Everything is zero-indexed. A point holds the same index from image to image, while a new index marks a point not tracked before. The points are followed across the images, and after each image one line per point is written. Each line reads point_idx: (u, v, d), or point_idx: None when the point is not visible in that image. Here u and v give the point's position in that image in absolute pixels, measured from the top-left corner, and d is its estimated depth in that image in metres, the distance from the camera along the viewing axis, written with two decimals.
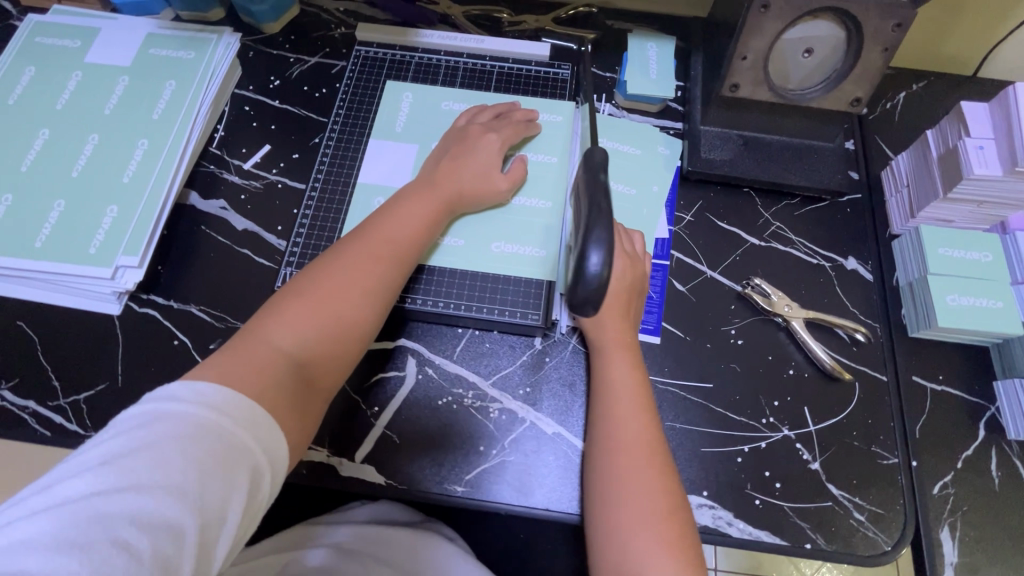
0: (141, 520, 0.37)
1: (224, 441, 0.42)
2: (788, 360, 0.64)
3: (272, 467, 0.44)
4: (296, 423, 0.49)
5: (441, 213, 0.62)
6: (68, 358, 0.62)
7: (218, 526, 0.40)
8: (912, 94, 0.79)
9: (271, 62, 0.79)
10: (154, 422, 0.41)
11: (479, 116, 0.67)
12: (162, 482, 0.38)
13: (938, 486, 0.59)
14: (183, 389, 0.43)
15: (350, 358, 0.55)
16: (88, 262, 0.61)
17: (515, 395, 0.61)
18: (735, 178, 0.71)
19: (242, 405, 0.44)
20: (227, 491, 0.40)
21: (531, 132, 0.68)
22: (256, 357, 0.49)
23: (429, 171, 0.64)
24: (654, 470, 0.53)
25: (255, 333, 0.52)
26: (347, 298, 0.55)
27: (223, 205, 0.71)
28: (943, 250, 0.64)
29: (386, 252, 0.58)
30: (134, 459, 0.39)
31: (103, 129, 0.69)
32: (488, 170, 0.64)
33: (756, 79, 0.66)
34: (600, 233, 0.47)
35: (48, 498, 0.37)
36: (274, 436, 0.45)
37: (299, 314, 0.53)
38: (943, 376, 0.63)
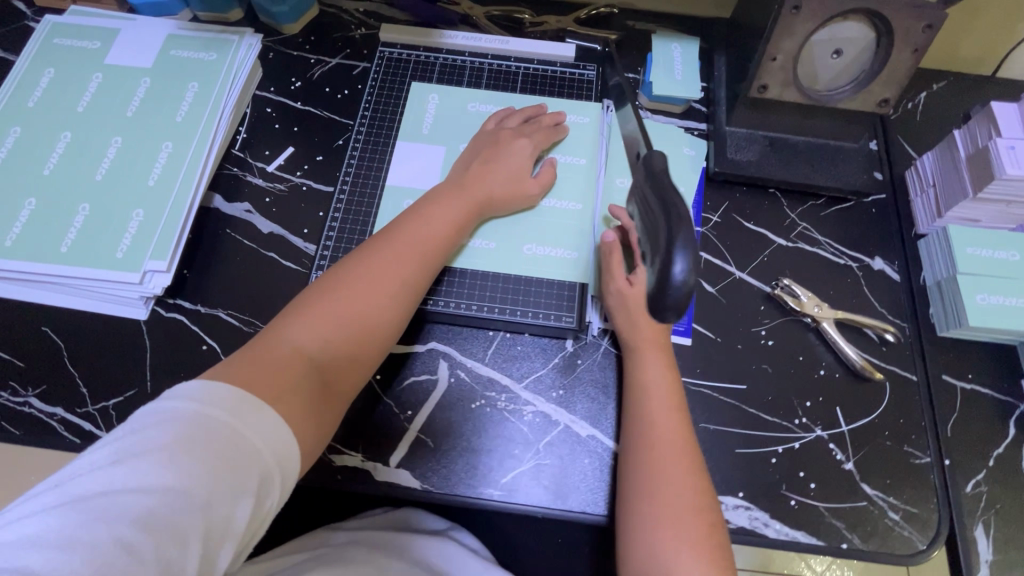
0: (146, 521, 0.36)
1: (235, 443, 0.40)
2: (819, 361, 0.64)
3: (283, 471, 0.43)
4: (314, 427, 0.48)
5: (467, 215, 0.62)
6: (95, 364, 0.61)
7: (223, 530, 0.39)
8: (932, 95, 0.80)
9: (292, 63, 0.78)
10: (166, 420, 0.40)
11: (509, 120, 0.68)
12: (170, 483, 0.38)
13: (971, 485, 0.59)
14: (200, 388, 0.42)
15: (369, 363, 0.55)
16: (116, 267, 0.61)
17: (549, 397, 0.61)
18: (762, 178, 0.71)
19: (261, 409, 0.43)
20: (235, 494, 0.39)
21: (559, 136, 0.69)
22: (276, 358, 0.48)
23: (459, 174, 0.64)
24: (687, 469, 0.53)
25: (277, 334, 0.51)
26: (370, 301, 0.54)
27: (247, 208, 0.70)
28: (972, 249, 0.64)
29: (408, 253, 0.57)
30: (144, 458, 0.38)
31: (126, 131, 0.68)
32: (520, 174, 0.65)
33: (785, 80, 0.66)
34: (682, 239, 0.40)
35: (61, 494, 0.36)
36: (288, 439, 0.44)
37: (321, 316, 0.52)
38: (972, 375, 0.64)
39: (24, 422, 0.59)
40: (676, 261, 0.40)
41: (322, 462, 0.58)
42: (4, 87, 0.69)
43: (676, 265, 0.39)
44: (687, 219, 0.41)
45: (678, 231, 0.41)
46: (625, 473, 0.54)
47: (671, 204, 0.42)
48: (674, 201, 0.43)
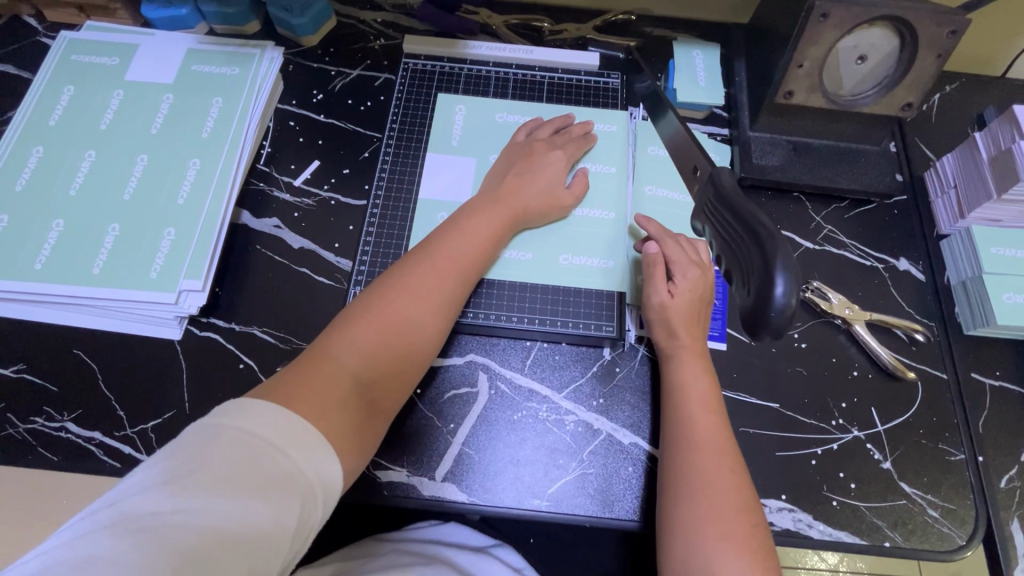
0: (196, 543, 0.35)
1: (281, 464, 0.40)
2: (851, 362, 0.65)
3: (326, 490, 0.42)
4: (356, 446, 0.47)
5: (502, 227, 0.62)
6: (131, 386, 0.60)
7: (270, 551, 0.38)
8: (946, 96, 0.81)
9: (313, 75, 0.78)
10: (212, 437, 0.39)
11: (539, 131, 0.69)
12: (218, 503, 0.37)
13: (1005, 480, 0.61)
14: (244, 408, 0.41)
15: (408, 380, 0.54)
16: (151, 287, 0.60)
17: (590, 406, 0.62)
18: (787, 182, 0.72)
19: (307, 430, 0.42)
20: (279, 515, 0.39)
21: (589, 145, 0.69)
22: (317, 375, 0.47)
23: (494, 186, 0.64)
24: (731, 472, 0.54)
25: (318, 350, 0.50)
26: (410, 316, 0.53)
27: (276, 223, 0.69)
28: (995, 249, 0.66)
29: (446, 267, 0.57)
30: (192, 477, 0.37)
31: (151, 148, 0.67)
32: (554, 185, 0.65)
33: (811, 86, 0.67)
34: (780, 258, 0.39)
35: (110, 513, 0.35)
36: (330, 459, 0.43)
37: (363, 331, 0.51)
38: (1000, 371, 0.65)
39: (62, 447, 0.58)
40: (777, 280, 0.38)
41: (367, 479, 0.58)
42: (23, 106, 0.68)
43: (779, 286, 0.38)
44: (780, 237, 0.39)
45: (774, 249, 0.39)
46: (668, 476, 0.55)
47: (758, 224, 0.41)
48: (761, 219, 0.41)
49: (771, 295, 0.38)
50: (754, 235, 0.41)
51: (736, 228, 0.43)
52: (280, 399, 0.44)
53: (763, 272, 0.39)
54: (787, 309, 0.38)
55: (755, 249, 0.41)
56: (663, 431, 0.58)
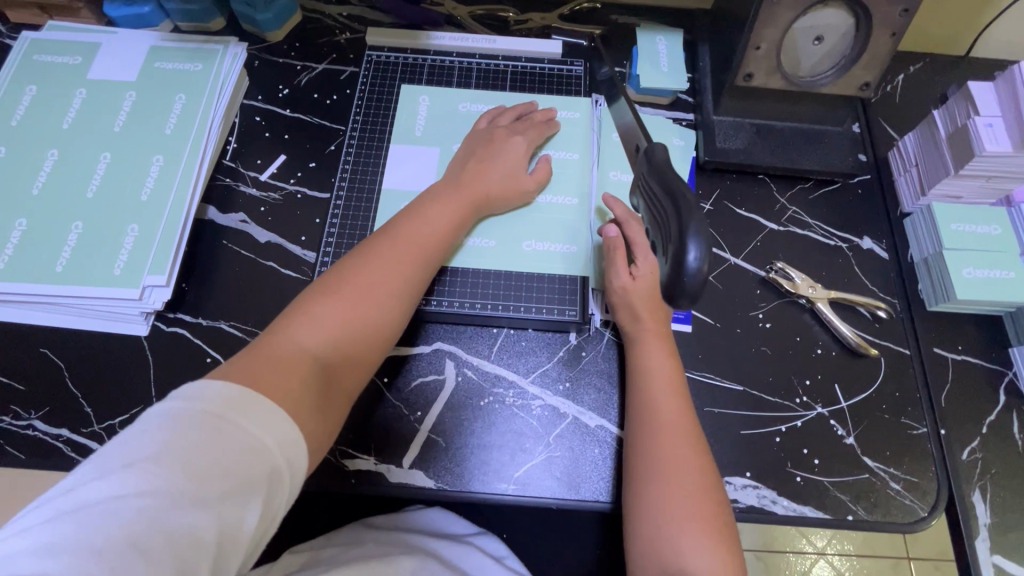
0: (159, 527, 0.35)
1: (243, 442, 0.39)
2: (815, 340, 0.65)
3: (291, 472, 0.42)
4: (321, 427, 0.47)
5: (464, 213, 0.62)
6: (98, 383, 0.61)
7: (235, 534, 0.38)
8: (910, 76, 0.82)
9: (278, 71, 0.78)
10: (168, 421, 0.38)
11: (501, 118, 0.69)
12: (180, 488, 0.36)
13: (966, 452, 0.62)
14: (206, 392, 0.40)
15: (371, 362, 0.53)
16: (114, 284, 0.60)
17: (556, 390, 0.62)
18: (751, 165, 0.72)
19: (269, 406, 0.42)
20: (244, 493, 0.38)
21: (552, 131, 0.70)
22: (278, 356, 0.47)
23: (456, 172, 0.64)
24: (693, 448, 0.54)
25: (278, 333, 0.49)
26: (374, 299, 0.54)
27: (242, 218, 0.69)
28: (956, 225, 0.67)
29: (409, 252, 0.57)
30: (153, 462, 0.36)
31: (114, 146, 0.67)
32: (515, 170, 0.66)
33: (770, 68, 0.67)
34: (693, 226, 0.38)
35: (68, 501, 0.35)
36: (295, 437, 0.42)
37: (326, 315, 0.51)
38: (962, 346, 0.66)
39: (30, 445, 0.58)
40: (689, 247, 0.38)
41: (334, 468, 0.58)
42: None
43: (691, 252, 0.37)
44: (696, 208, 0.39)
45: (689, 217, 0.39)
46: (632, 454, 0.55)
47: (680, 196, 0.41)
48: (682, 191, 0.41)
49: (683, 263, 0.38)
50: (674, 204, 0.41)
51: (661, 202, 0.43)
52: (246, 381, 0.43)
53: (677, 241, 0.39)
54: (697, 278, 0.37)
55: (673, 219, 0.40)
56: (628, 410, 0.58)
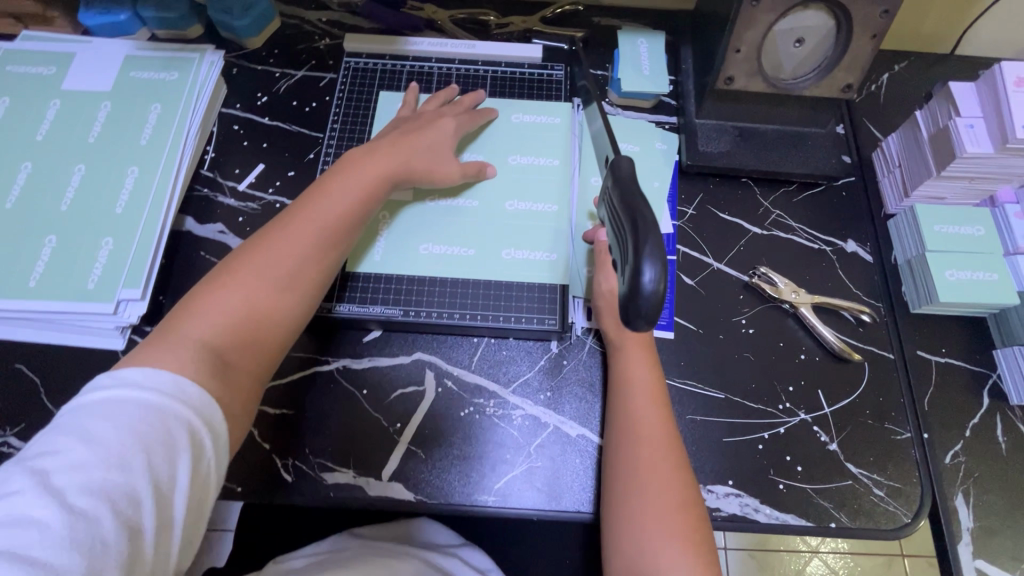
0: (92, 490, 0.38)
1: (155, 409, 0.43)
2: (799, 346, 0.65)
3: (213, 432, 0.45)
4: (231, 395, 0.48)
5: (381, 181, 0.60)
6: (75, 398, 0.60)
7: (171, 489, 0.42)
8: (895, 76, 0.81)
9: (257, 78, 0.77)
10: (86, 408, 0.42)
11: (429, 104, 0.70)
12: (100, 457, 0.40)
13: (950, 456, 0.61)
14: (112, 377, 0.44)
15: (282, 333, 0.54)
16: (88, 298, 0.60)
17: (537, 400, 0.62)
18: (733, 168, 0.71)
19: (174, 378, 0.45)
20: (168, 452, 0.41)
21: (488, 117, 0.70)
22: (175, 332, 0.48)
23: (376, 142, 0.63)
24: (674, 462, 0.54)
25: (180, 311, 0.51)
26: (275, 273, 0.53)
27: (220, 228, 0.69)
28: (938, 227, 0.66)
29: (312, 224, 0.56)
30: (77, 440, 0.40)
31: (89, 157, 0.66)
32: (445, 146, 0.65)
33: (750, 71, 0.66)
34: (651, 248, 0.36)
35: (2, 487, 0.38)
36: (202, 400, 0.45)
37: (225, 293, 0.51)
38: (946, 349, 0.66)
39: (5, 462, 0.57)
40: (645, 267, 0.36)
41: (314, 481, 0.58)
42: None
43: (647, 272, 0.35)
44: (654, 225, 0.37)
45: (645, 237, 0.37)
46: (612, 470, 0.55)
47: (635, 209, 0.39)
48: (642, 210, 0.39)
49: (639, 285, 0.36)
50: (630, 227, 0.39)
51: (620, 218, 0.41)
52: (141, 362, 0.45)
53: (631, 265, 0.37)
54: (653, 300, 0.36)
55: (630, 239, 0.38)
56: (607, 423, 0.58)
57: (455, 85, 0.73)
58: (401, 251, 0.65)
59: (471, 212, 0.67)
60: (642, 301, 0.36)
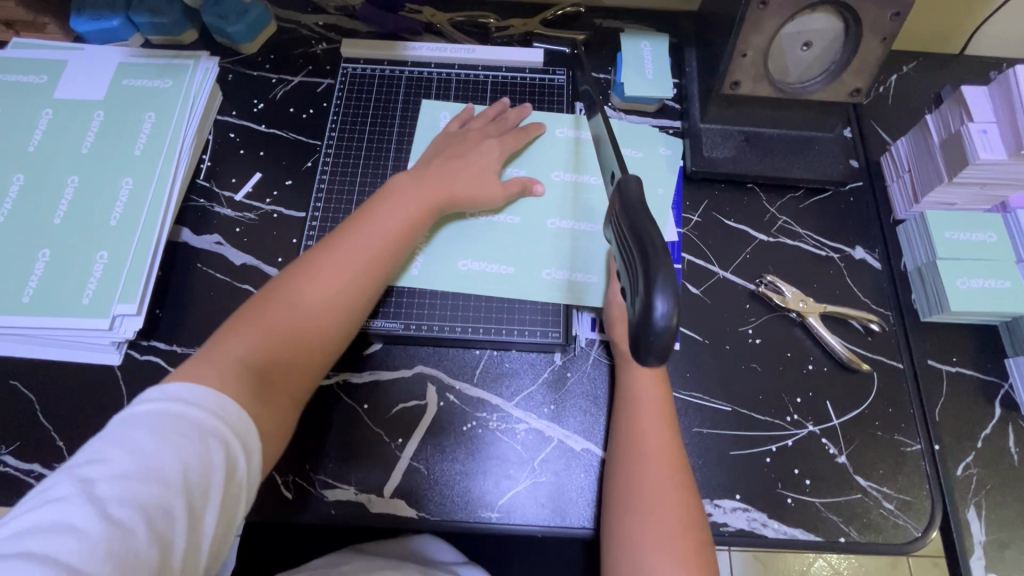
0: (129, 501, 0.39)
1: (195, 423, 0.43)
2: (807, 356, 0.64)
3: (247, 451, 0.46)
4: (269, 418, 0.49)
5: (424, 210, 0.61)
6: (70, 416, 0.59)
7: (204, 507, 0.42)
8: (903, 76, 0.79)
9: (253, 84, 0.76)
10: (129, 419, 0.43)
11: (473, 123, 0.70)
12: (139, 468, 0.40)
13: (961, 468, 0.60)
14: (158, 389, 0.45)
15: (319, 355, 0.55)
16: (83, 314, 0.59)
17: (541, 413, 0.61)
18: (739, 174, 0.70)
19: (216, 394, 0.46)
20: (203, 466, 0.42)
21: (530, 136, 0.70)
22: (220, 349, 0.50)
23: (420, 169, 0.64)
24: (676, 482, 0.53)
25: (227, 328, 0.52)
26: (316, 297, 0.55)
27: (217, 239, 0.67)
28: (949, 233, 0.65)
29: (356, 249, 0.57)
30: (119, 450, 0.41)
31: (82, 168, 0.65)
32: (486, 173, 0.66)
33: (757, 76, 0.65)
34: (662, 277, 0.34)
35: (44, 494, 0.39)
36: (240, 419, 0.46)
37: (268, 315, 0.53)
38: (957, 358, 0.64)
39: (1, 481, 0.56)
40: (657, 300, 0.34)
41: (314, 499, 0.57)
42: None
43: (658, 305, 0.33)
44: (666, 253, 0.35)
45: (657, 266, 0.35)
46: (613, 486, 0.54)
47: (645, 235, 0.37)
48: (652, 237, 0.37)
49: (648, 315, 0.34)
50: (640, 254, 0.36)
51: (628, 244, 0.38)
52: (188, 379, 0.47)
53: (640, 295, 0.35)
54: (664, 332, 0.33)
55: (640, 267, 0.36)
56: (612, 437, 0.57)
57: (505, 99, 0.73)
58: (442, 265, 0.65)
59: (515, 228, 0.66)
60: (649, 333, 0.34)
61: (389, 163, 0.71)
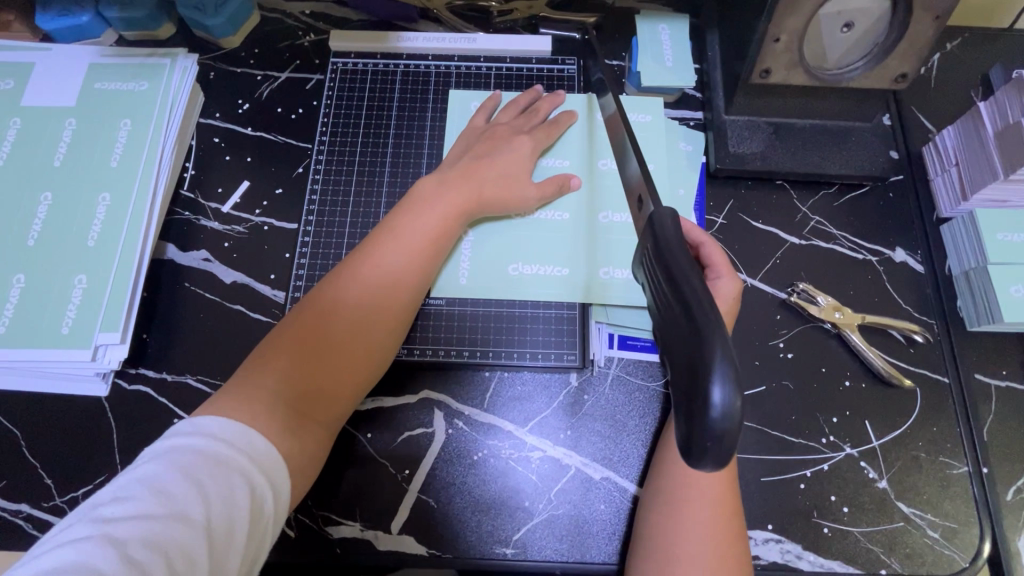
0: (150, 542, 0.36)
1: (221, 460, 0.41)
2: (843, 371, 0.59)
3: (275, 488, 0.43)
4: (302, 453, 0.46)
5: (453, 214, 0.57)
6: (58, 452, 0.56)
7: (227, 549, 0.39)
8: (947, 55, 0.72)
9: (236, 82, 0.70)
10: (156, 454, 0.41)
11: (503, 115, 0.64)
12: (163, 508, 0.38)
13: (1012, 491, 0.56)
14: (188, 423, 0.43)
15: (356, 377, 0.51)
16: (63, 345, 0.55)
17: (557, 439, 0.57)
18: (768, 171, 0.64)
19: (244, 431, 0.43)
20: (226, 506, 0.39)
21: (562, 129, 0.64)
22: (250, 379, 0.47)
23: (447, 171, 0.59)
24: (726, 539, 0.47)
25: (257, 354, 0.49)
26: (346, 318, 0.51)
27: (204, 255, 0.63)
28: (1003, 235, 0.59)
29: (385, 261, 0.53)
30: (142, 487, 0.39)
31: (56, 183, 0.60)
32: (518, 171, 0.61)
33: (790, 63, 0.58)
34: (719, 350, 0.28)
35: (67, 533, 0.37)
36: (270, 457, 0.43)
37: (296, 339, 0.49)
38: (1008, 371, 0.60)
39: None
40: (714, 381, 0.28)
41: (319, 536, 0.54)
42: None
43: (715, 391, 0.28)
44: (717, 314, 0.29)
45: (711, 329, 0.29)
46: (648, 538, 0.49)
47: (685, 287, 0.31)
48: (695, 288, 0.31)
49: (707, 407, 0.28)
50: (683, 312, 0.31)
51: (667, 296, 0.33)
52: (219, 412, 0.44)
53: (693, 373, 0.29)
54: (729, 425, 0.28)
55: (686, 331, 0.30)
56: (658, 485, 0.51)
57: (539, 85, 0.68)
58: (475, 275, 0.61)
59: (559, 226, 0.62)
60: (710, 429, 0.28)
61: (385, 169, 0.65)
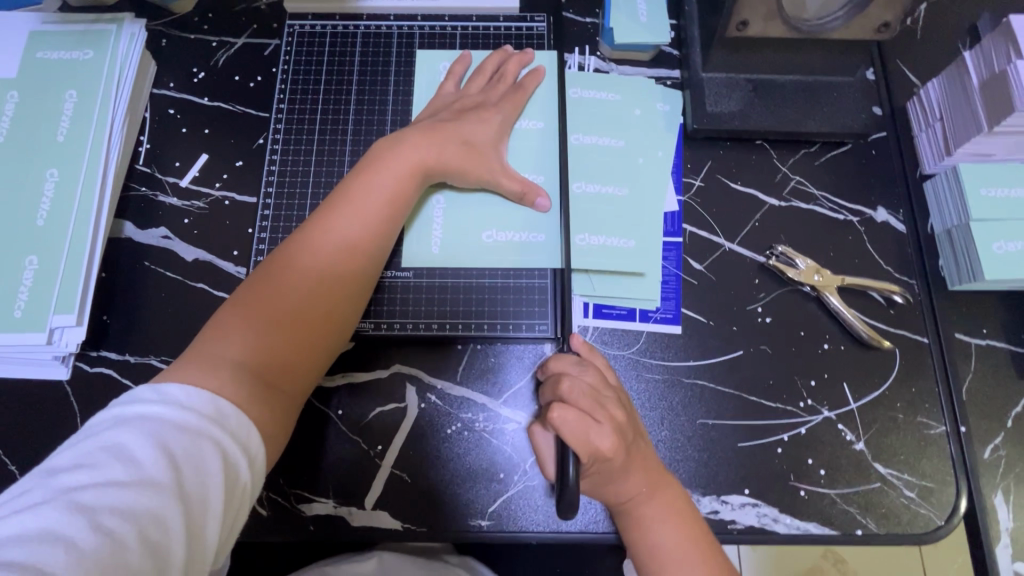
0: (120, 510, 0.34)
1: (188, 427, 0.38)
2: (822, 333, 0.58)
3: (249, 454, 0.40)
4: (272, 421, 0.44)
5: (412, 175, 0.54)
6: (20, 439, 0.54)
7: (202, 515, 0.37)
8: (934, 5, 0.69)
9: (190, 50, 0.66)
10: (118, 420, 0.38)
11: (471, 80, 0.61)
12: (129, 475, 0.35)
13: (989, 450, 0.56)
14: (150, 389, 0.40)
15: (321, 342, 0.49)
16: (16, 328, 0.53)
17: (531, 410, 0.56)
18: (747, 130, 0.62)
19: (209, 398, 0.40)
20: (198, 474, 0.37)
21: (529, 83, 0.62)
22: (213, 349, 0.44)
23: (407, 131, 0.56)
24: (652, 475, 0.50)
25: (217, 324, 0.46)
26: (305, 284, 0.49)
27: (164, 233, 0.60)
28: (986, 191, 0.58)
29: (342, 222, 0.51)
30: (105, 455, 0.36)
31: (1, 160, 0.57)
32: (486, 137, 0.58)
33: (768, 13, 0.55)
34: None
35: (26, 500, 0.34)
36: (242, 423, 0.41)
37: (258, 306, 0.47)
38: (988, 329, 0.59)
39: None
40: None
41: (291, 515, 0.53)
42: None
43: None
44: None
45: None
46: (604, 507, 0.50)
47: None
48: None
49: None
50: None
51: None
52: (181, 380, 0.41)
53: None
54: None
55: None
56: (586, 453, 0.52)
57: (506, 45, 0.65)
58: (443, 245, 0.59)
59: None
60: None
61: (348, 136, 0.62)
